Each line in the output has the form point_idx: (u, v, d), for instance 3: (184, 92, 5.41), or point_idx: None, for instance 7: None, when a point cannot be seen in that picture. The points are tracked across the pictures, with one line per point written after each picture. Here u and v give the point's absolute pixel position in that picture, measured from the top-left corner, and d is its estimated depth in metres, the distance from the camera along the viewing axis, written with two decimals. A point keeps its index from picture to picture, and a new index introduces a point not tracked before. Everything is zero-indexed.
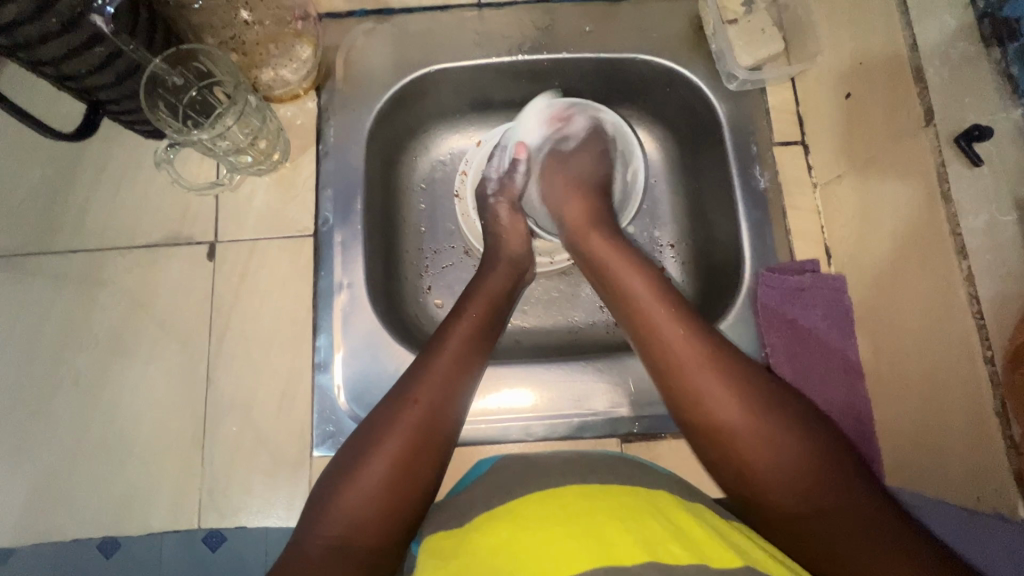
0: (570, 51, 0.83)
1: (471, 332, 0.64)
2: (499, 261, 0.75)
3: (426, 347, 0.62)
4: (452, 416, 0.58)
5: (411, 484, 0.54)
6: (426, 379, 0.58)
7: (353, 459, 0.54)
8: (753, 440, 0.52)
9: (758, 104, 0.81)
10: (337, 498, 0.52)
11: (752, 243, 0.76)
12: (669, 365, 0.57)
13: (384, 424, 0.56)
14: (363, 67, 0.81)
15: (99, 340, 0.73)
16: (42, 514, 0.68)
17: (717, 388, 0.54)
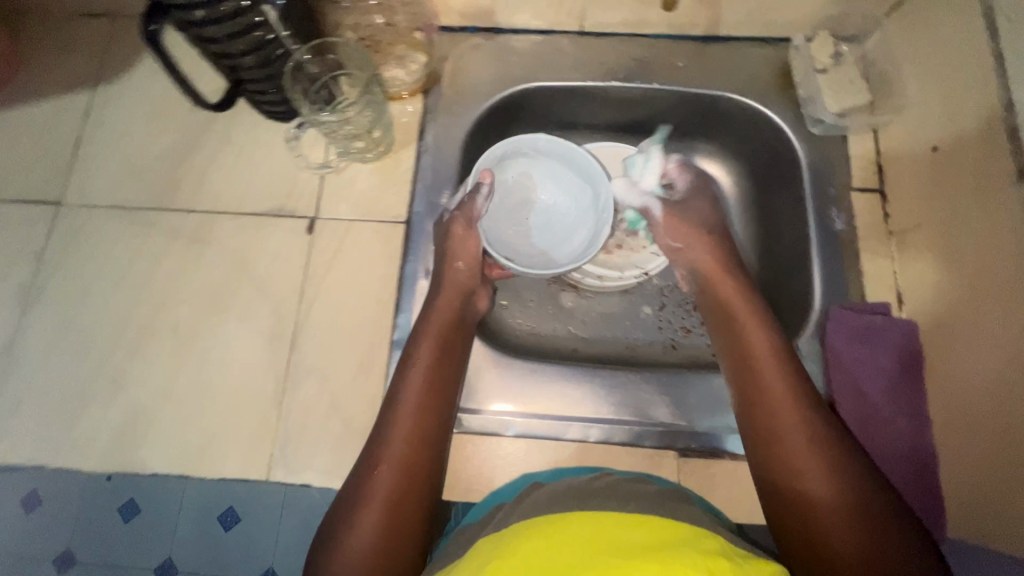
0: (661, 83, 0.88)
1: (432, 355, 0.68)
2: (445, 284, 0.75)
3: (384, 410, 0.65)
4: (436, 438, 0.64)
5: (401, 528, 0.59)
6: (396, 416, 0.64)
7: (341, 521, 0.59)
8: (796, 457, 0.61)
9: (839, 151, 0.83)
10: (342, 536, 0.58)
11: (823, 281, 0.78)
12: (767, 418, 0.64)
13: (357, 489, 0.61)
14: (468, 78, 0.88)
15: (200, 293, 0.79)
16: (128, 447, 0.73)
17: (801, 436, 0.61)
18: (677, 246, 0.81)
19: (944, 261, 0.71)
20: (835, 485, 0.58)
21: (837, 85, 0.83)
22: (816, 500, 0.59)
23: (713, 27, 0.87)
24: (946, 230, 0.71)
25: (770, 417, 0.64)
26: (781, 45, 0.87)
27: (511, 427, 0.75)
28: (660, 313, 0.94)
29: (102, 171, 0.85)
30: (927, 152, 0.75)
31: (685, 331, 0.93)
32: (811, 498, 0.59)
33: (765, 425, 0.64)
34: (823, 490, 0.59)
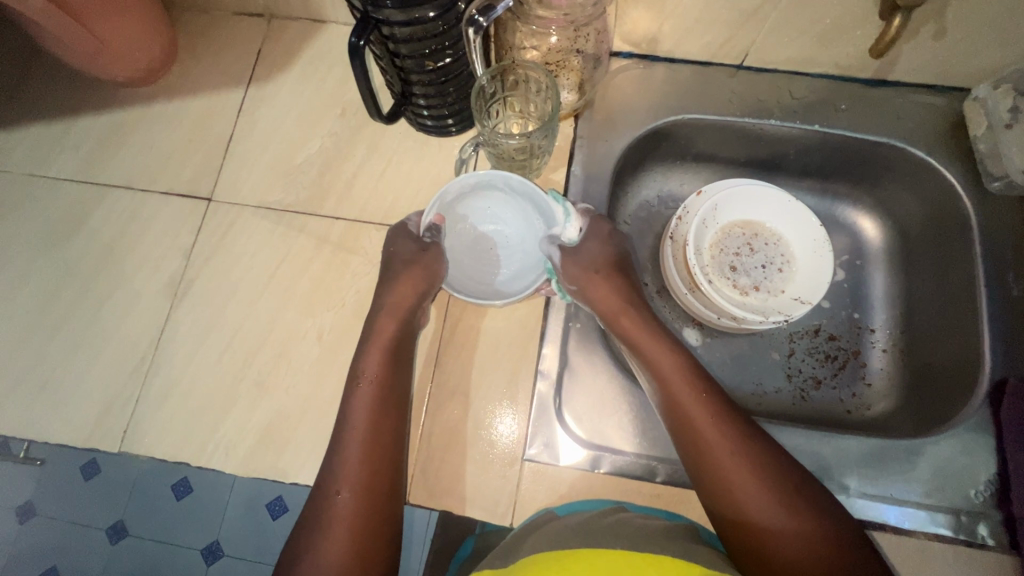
0: (821, 126, 0.85)
1: (378, 372, 0.68)
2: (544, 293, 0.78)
3: (336, 431, 0.67)
4: (385, 449, 0.65)
5: (366, 552, 0.60)
6: (349, 421, 0.66)
7: (312, 539, 0.61)
8: (756, 504, 0.60)
9: (1015, 212, 0.79)
10: (311, 547, 0.60)
11: (996, 350, 0.74)
12: (693, 441, 0.65)
13: (327, 508, 0.62)
14: (620, 105, 0.86)
15: (344, 303, 0.78)
16: (269, 454, 0.72)
17: (735, 469, 0.62)
18: (571, 289, 0.74)
19: None
20: (771, 527, 0.59)
21: None
22: (766, 543, 0.59)
23: (882, 71, 0.84)
24: None
25: (693, 442, 0.65)
26: (953, 95, 0.83)
27: (655, 474, 0.70)
28: (789, 360, 0.91)
29: (252, 171, 0.85)
30: None
31: (816, 382, 0.89)
32: (763, 540, 0.59)
33: (695, 450, 0.64)
34: (779, 541, 0.59)
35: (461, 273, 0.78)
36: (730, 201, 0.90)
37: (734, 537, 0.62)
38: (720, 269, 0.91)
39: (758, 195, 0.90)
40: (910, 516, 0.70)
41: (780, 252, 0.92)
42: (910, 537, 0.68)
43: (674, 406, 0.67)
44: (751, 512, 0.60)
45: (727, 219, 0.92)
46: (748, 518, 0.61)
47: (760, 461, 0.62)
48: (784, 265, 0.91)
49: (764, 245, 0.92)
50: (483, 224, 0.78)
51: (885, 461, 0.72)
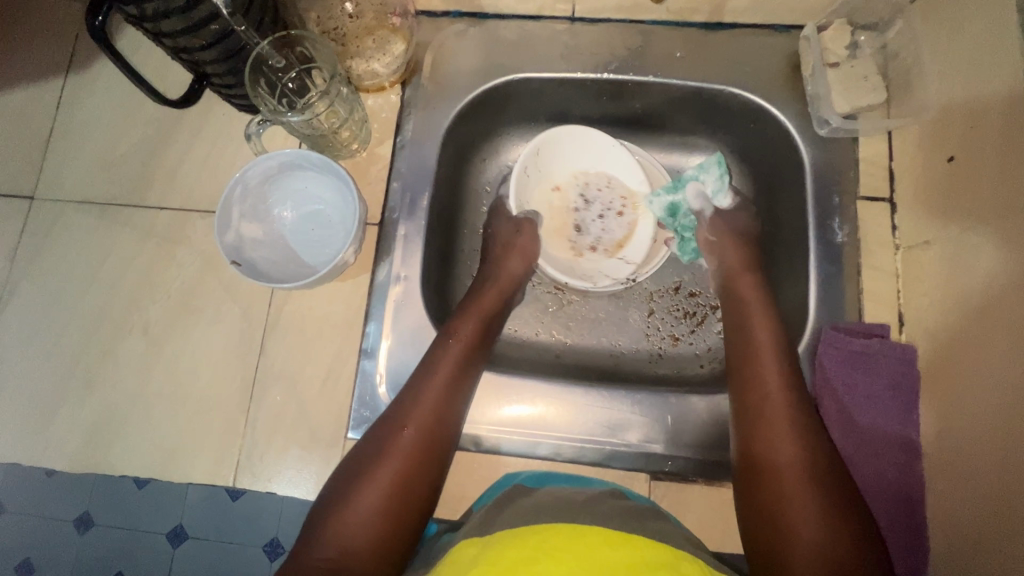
0: (658, 77, 0.81)
1: (455, 362, 0.68)
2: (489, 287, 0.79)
3: (411, 383, 0.67)
4: (444, 426, 0.64)
5: (406, 497, 0.59)
6: (415, 412, 0.63)
7: (346, 486, 0.59)
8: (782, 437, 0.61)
9: (847, 154, 0.76)
10: (353, 493, 0.58)
11: (817, 298, 0.73)
12: (755, 432, 0.63)
13: (376, 448, 0.61)
14: (449, 69, 0.83)
15: (170, 294, 0.78)
16: (99, 450, 0.73)
17: (789, 452, 0.60)
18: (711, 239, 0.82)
19: (949, 285, 0.65)
20: (800, 503, 0.57)
21: (848, 81, 0.75)
22: (791, 524, 0.56)
23: (716, 14, 0.80)
24: (956, 251, 0.64)
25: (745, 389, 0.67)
26: (791, 35, 0.80)
27: (480, 442, 0.72)
28: (649, 319, 0.90)
29: (74, 165, 0.83)
30: (943, 164, 0.67)
31: (673, 339, 0.89)
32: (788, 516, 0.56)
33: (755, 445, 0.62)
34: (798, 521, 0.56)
35: (276, 263, 0.74)
36: (557, 149, 0.87)
37: (759, 519, 0.59)
38: (557, 219, 0.89)
39: (581, 141, 0.87)
40: (722, 468, 0.69)
41: (616, 196, 0.89)
42: (723, 487, 0.69)
43: (755, 411, 0.64)
44: (784, 489, 0.58)
45: (559, 170, 0.89)
46: (775, 495, 0.58)
47: (817, 446, 0.61)
48: (623, 209, 0.89)
49: (598, 193, 0.89)
50: (288, 208, 0.76)
51: (703, 414, 0.71)
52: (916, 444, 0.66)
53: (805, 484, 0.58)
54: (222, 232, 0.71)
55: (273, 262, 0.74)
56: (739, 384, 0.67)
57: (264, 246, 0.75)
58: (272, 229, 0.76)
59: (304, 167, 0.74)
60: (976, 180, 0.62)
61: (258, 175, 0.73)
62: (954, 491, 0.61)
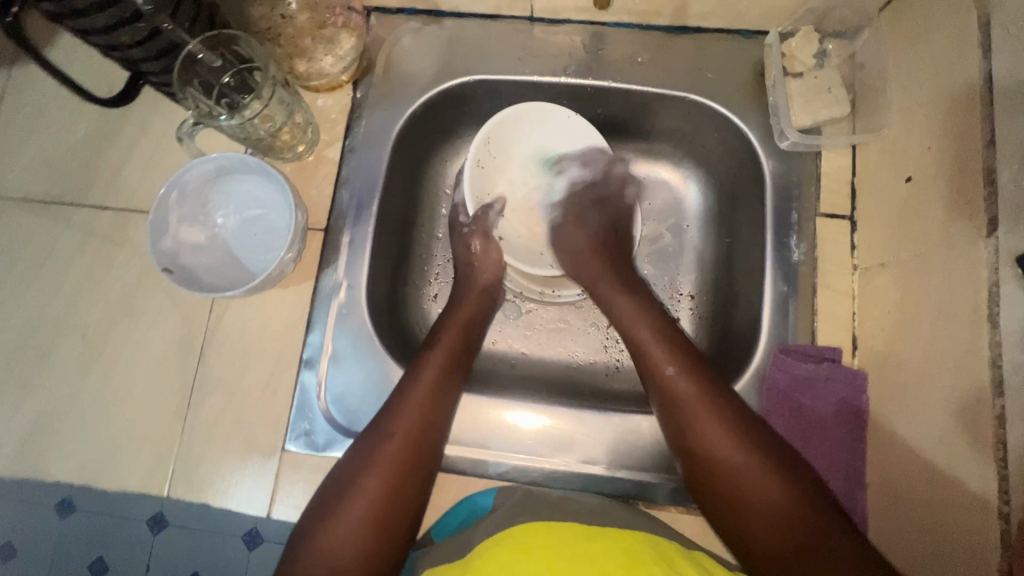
0: (617, 82, 0.79)
1: (438, 370, 0.66)
2: (469, 294, 0.76)
3: (393, 393, 0.65)
4: (432, 441, 0.62)
5: (391, 512, 0.58)
6: (396, 422, 0.62)
7: (329, 501, 0.58)
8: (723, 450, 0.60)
9: (808, 168, 0.74)
10: (339, 509, 0.57)
11: (770, 318, 0.71)
12: (684, 422, 0.62)
13: (358, 460, 0.60)
14: (403, 69, 0.80)
15: (109, 298, 0.76)
16: (32, 455, 0.72)
17: (723, 437, 0.60)
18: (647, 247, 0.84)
19: (901, 311, 0.62)
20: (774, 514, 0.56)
21: (811, 92, 0.72)
22: (752, 501, 0.57)
23: (679, 18, 0.77)
24: (909, 276, 0.61)
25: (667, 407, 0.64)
26: (755, 41, 0.77)
27: None
28: (608, 331, 0.88)
29: (15, 162, 0.81)
30: (901, 183, 0.64)
31: (631, 352, 0.86)
32: (747, 495, 0.58)
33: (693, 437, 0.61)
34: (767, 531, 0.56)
35: (213, 269, 0.72)
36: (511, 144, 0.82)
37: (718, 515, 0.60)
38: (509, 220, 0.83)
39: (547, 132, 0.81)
40: (664, 491, 0.68)
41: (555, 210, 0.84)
42: (664, 511, 0.67)
43: (674, 403, 0.63)
44: (743, 499, 0.58)
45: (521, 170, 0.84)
46: (740, 509, 0.58)
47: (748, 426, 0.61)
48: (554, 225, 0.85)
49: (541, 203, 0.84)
50: (230, 213, 0.74)
51: (646, 435, 0.69)
52: (861, 474, 0.64)
53: (755, 461, 0.59)
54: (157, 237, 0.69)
55: (211, 269, 0.72)
56: (652, 381, 0.66)
57: (203, 252, 0.72)
58: (212, 234, 0.73)
59: (244, 169, 0.72)
60: (930, 202, 0.59)
61: (196, 177, 0.71)
62: (896, 526, 0.59)
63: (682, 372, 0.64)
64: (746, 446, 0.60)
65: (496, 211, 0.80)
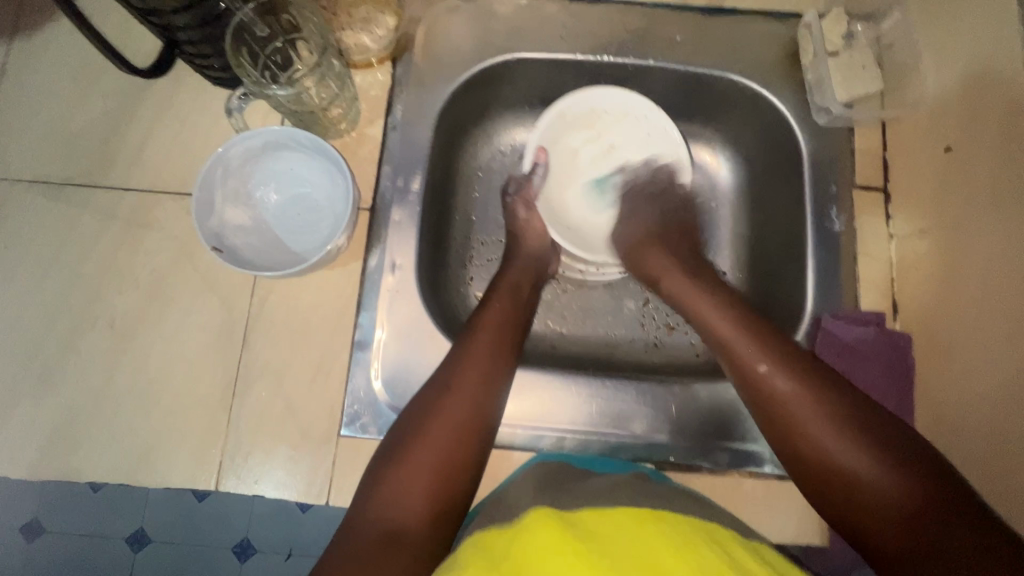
0: (658, 60, 0.80)
1: (495, 330, 0.65)
2: (518, 258, 0.76)
3: (455, 346, 0.64)
4: (494, 394, 0.61)
5: (455, 464, 0.56)
6: (460, 374, 0.60)
7: (396, 448, 0.56)
8: (772, 381, 0.57)
9: (843, 143, 0.77)
10: (402, 455, 0.56)
11: (816, 287, 0.73)
12: (784, 417, 0.55)
13: (423, 409, 0.58)
14: (442, 45, 0.78)
15: (138, 284, 0.71)
16: (62, 453, 0.67)
17: (822, 425, 0.53)
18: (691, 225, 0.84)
19: (944, 272, 0.66)
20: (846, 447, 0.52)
21: (847, 70, 0.75)
22: (816, 437, 0.53)
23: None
24: (953, 239, 0.65)
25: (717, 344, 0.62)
26: (789, 22, 0.80)
27: None
28: (644, 309, 0.87)
29: (22, 141, 0.74)
30: (939, 153, 0.68)
31: (669, 328, 0.85)
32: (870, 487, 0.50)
33: (787, 429, 0.55)
34: (836, 462, 0.52)
35: (260, 250, 0.69)
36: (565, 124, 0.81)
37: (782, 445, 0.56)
38: (552, 187, 0.82)
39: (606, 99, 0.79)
40: (726, 458, 0.69)
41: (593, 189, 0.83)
42: (727, 475, 0.69)
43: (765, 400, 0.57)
44: (799, 422, 0.54)
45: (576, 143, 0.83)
46: (795, 431, 0.55)
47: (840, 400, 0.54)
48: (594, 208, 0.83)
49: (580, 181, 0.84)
50: (272, 193, 0.71)
51: (705, 404, 0.71)
52: (910, 430, 0.68)
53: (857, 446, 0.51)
54: (205, 220, 0.66)
55: (258, 250, 0.69)
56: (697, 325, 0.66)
57: (250, 233, 0.70)
58: (257, 215, 0.71)
59: (289, 146, 0.70)
60: (972, 170, 0.63)
61: (239, 156, 0.68)
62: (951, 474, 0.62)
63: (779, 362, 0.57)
64: (851, 432, 0.52)
65: (541, 176, 0.79)
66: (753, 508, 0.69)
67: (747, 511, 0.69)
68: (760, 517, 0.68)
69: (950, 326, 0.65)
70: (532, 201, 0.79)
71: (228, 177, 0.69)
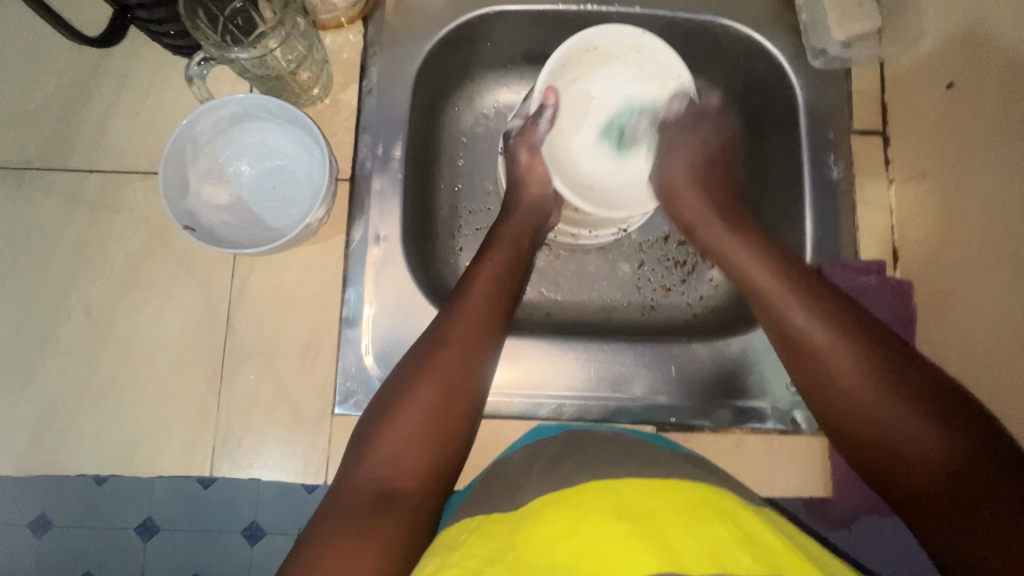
0: (644, 8, 0.75)
1: (492, 285, 0.63)
2: (517, 210, 0.72)
3: (447, 302, 0.62)
4: (486, 346, 0.59)
5: (448, 420, 0.55)
6: (453, 330, 0.59)
7: (384, 409, 0.55)
8: (828, 346, 0.53)
9: (840, 87, 0.74)
10: (393, 415, 0.54)
11: (814, 238, 0.71)
12: (823, 379, 0.53)
13: (414, 367, 0.56)
14: (416, 0, 0.73)
15: (112, 270, 0.68)
16: (49, 447, 0.66)
17: (852, 368, 0.51)
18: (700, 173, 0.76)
19: (945, 216, 0.64)
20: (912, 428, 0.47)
21: (844, 7, 0.71)
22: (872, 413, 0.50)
23: None
24: (954, 181, 0.63)
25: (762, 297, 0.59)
26: None
27: None
28: (639, 271, 0.84)
29: None
30: (941, 91, 0.65)
31: (665, 289, 0.83)
32: (914, 458, 0.47)
33: (825, 383, 0.53)
34: (896, 433, 0.48)
35: (236, 228, 0.66)
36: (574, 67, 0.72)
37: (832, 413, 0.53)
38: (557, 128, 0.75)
39: (613, 37, 0.70)
40: (728, 416, 0.68)
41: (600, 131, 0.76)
42: (729, 433, 0.69)
43: (795, 345, 0.55)
44: (852, 390, 0.51)
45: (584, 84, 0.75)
46: (853, 400, 0.51)
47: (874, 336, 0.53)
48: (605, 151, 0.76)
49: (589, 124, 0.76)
50: (244, 166, 0.68)
51: (705, 362, 0.69)
52: None
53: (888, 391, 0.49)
54: (179, 202, 0.63)
55: (237, 227, 0.66)
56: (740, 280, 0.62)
57: (226, 211, 0.67)
58: (232, 191, 0.67)
59: (252, 114, 0.65)
60: (977, 107, 0.60)
61: (205, 130, 0.64)
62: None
63: (810, 306, 0.55)
64: (913, 403, 0.48)
65: (548, 119, 0.72)
66: (755, 464, 0.68)
67: (750, 467, 0.68)
68: (763, 473, 0.68)
69: (954, 271, 0.63)
70: (536, 145, 0.73)
71: (196, 152, 0.65)
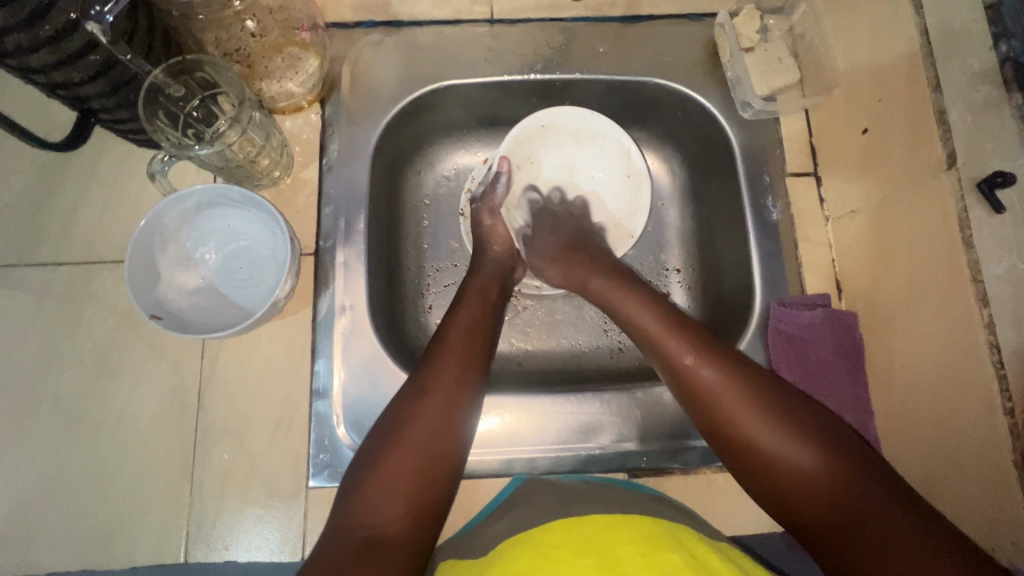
0: (584, 73, 0.81)
1: (465, 334, 0.65)
2: (485, 262, 0.75)
3: (425, 352, 0.63)
4: (467, 395, 0.60)
5: (434, 469, 0.55)
6: (434, 380, 0.60)
7: (371, 457, 0.55)
8: (724, 394, 0.54)
9: (771, 134, 0.79)
10: (378, 465, 0.54)
11: (762, 276, 0.75)
12: (725, 422, 0.54)
13: (399, 418, 0.57)
14: (369, 81, 0.78)
15: (81, 360, 0.69)
16: (20, 546, 0.65)
17: (746, 412, 0.53)
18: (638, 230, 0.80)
19: (878, 249, 0.68)
20: (808, 469, 0.50)
21: (765, 64, 0.77)
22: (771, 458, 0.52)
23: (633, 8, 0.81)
24: (880, 217, 0.68)
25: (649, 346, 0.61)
26: (705, 23, 0.82)
27: None
28: (605, 315, 0.87)
29: None
30: (859, 136, 0.71)
31: None
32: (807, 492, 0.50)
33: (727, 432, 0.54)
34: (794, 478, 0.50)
35: (206, 310, 0.68)
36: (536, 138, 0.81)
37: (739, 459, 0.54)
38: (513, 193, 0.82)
39: (573, 119, 0.80)
40: (697, 455, 0.70)
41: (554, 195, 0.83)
42: (699, 473, 0.70)
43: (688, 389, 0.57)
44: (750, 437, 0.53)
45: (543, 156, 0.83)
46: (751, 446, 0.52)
47: (769, 384, 0.55)
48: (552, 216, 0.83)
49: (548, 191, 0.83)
50: (210, 249, 0.70)
51: (670, 404, 0.72)
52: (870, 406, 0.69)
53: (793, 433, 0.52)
54: (149, 291, 0.65)
55: (207, 309, 0.68)
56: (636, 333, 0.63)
57: (195, 293, 0.69)
58: (201, 274, 0.70)
59: (221, 203, 0.69)
60: (890, 149, 0.65)
61: (172, 220, 0.67)
62: (906, 444, 0.64)
63: (698, 350, 0.57)
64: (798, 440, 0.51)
65: (504, 184, 0.78)
66: (726, 503, 0.70)
67: (722, 506, 0.69)
68: (736, 510, 0.69)
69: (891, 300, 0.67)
70: (497, 208, 0.78)
71: (164, 241, 0.67)
